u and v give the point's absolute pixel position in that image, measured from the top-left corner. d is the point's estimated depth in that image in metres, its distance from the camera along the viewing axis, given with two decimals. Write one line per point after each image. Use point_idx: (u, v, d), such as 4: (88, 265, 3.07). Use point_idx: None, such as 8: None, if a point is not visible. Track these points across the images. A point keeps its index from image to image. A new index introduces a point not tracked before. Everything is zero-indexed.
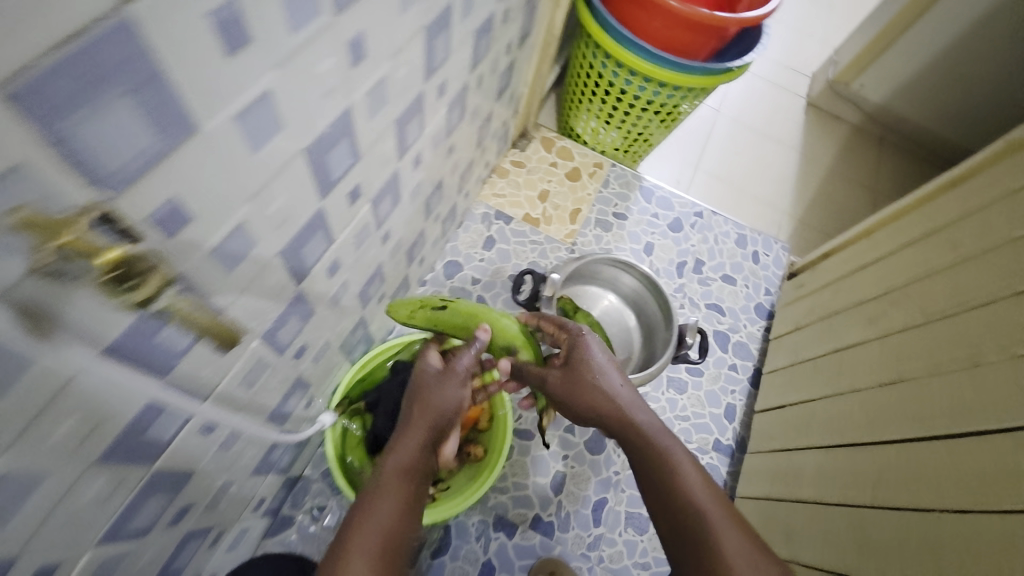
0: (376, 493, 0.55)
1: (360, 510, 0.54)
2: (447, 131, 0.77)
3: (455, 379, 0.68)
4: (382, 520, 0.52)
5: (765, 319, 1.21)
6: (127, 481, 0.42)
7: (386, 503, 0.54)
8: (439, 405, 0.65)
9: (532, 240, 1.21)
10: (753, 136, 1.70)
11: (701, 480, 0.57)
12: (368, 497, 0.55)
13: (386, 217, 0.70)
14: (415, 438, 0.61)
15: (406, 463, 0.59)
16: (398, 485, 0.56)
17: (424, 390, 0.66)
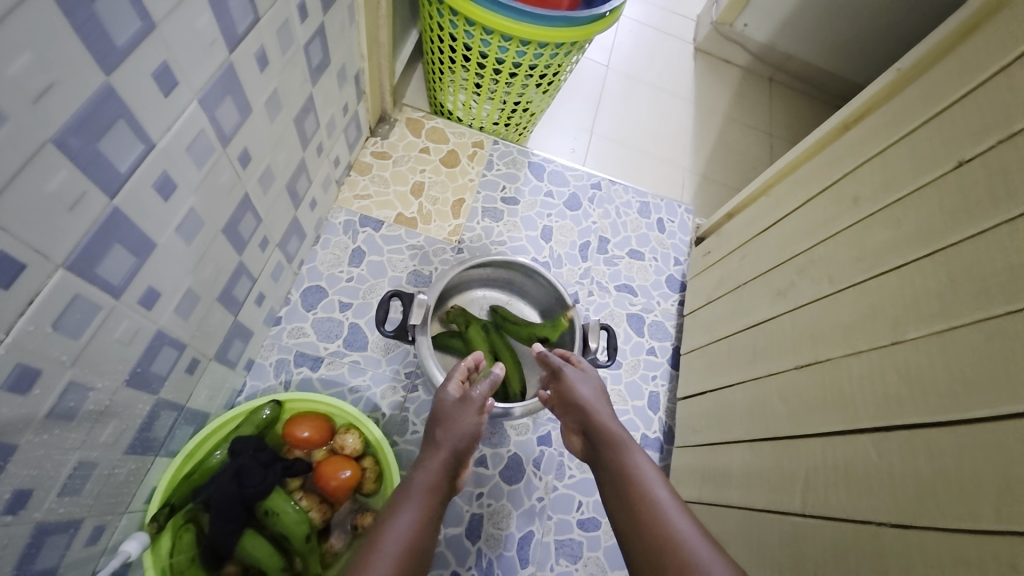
0: (396, 510, 0.56)
1: (372, 534, 0.54)
2: (223, 135, 0.56)
3: (471, 406, 0.70)
4: (402, 542, 0.53)
5: (678, 292, 1.13)
6: None
7: (406, 519, 0.55)
8: (460, 431, 0.67)
9: (410, 244, 1.02)
10: (647, 90, 1.59)
11: (660, 476, 0.62)
12: (387, 518, 0.56)
13: (135, 273, 0.49)
14: (439, 459, 0.64)
15: (426, 483, 0.61)
16: (420, 502, 0.58)
17: (446, 415, 0.69)
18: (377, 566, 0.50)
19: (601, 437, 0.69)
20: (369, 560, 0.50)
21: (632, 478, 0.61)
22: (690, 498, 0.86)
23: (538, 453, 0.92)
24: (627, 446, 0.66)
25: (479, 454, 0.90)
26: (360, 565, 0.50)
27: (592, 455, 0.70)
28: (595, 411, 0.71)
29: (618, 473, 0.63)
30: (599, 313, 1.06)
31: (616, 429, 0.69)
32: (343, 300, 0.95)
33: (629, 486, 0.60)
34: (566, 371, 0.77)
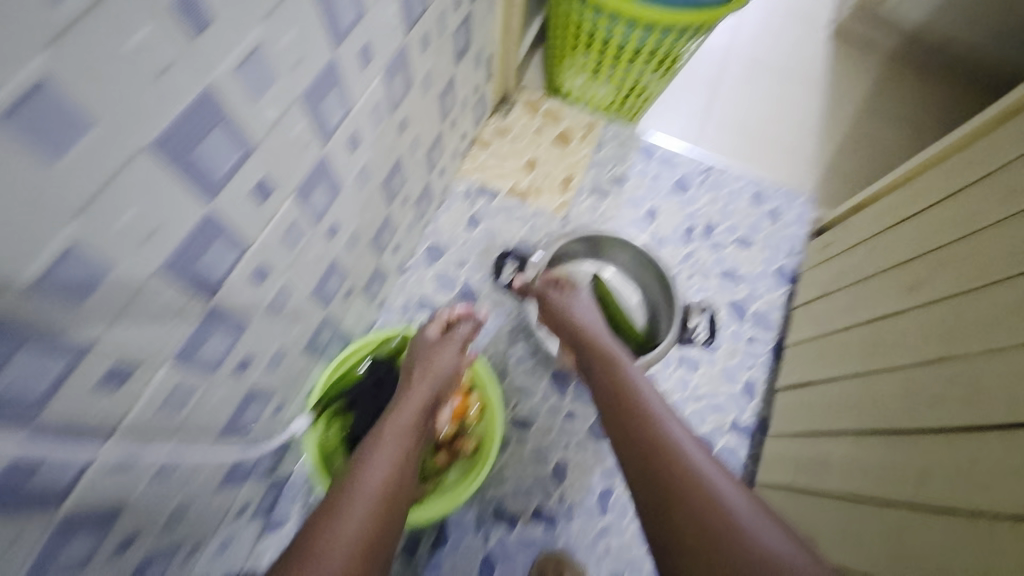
0: (377, 440, 0.65)
1: (364, 457, 0.63)
2: (391, 103, 0.67)
3: (449, 346, 0.82)
4: (387, 463, 0.62)
5: (788, 284, 1.10)
6: (17, 532, 0.38)
7: (388, 449, 0.64)
8: (441, 367, 0.78)
9: (520, 215, 1.10)
10: (770, 74, 1.51)
11: (648, 384, 0.72)
12: (372, 444, 0.65)
13: (326, 207, 0.62)
14: (417, 399, 0.73)
15: (406, 422, 0.69)
16: (398, 437, 0.66)
17: (425, 356, 0.80)
18: (362, 485, 0.59)
19: (591, 359, 0.78)
20: (361, 479, 0.59)
21: (617, 383, 0.72)
22: (783, 483, 0.86)
23: None
24: (615, 359, 0.76)
25: (567, 409, 0.97)
26: (345, 490, 0.58)
27: (584, 366, 0.81)
28: (589, 329, 0.83)
29: (604, 382, 0.73)
30: (698, 296, 1.07)
31: (606, 344, 0.80)
32: (460, 259, 1.06)
33: (626, 391, 0.70)
34: (553, 297, 0.88)
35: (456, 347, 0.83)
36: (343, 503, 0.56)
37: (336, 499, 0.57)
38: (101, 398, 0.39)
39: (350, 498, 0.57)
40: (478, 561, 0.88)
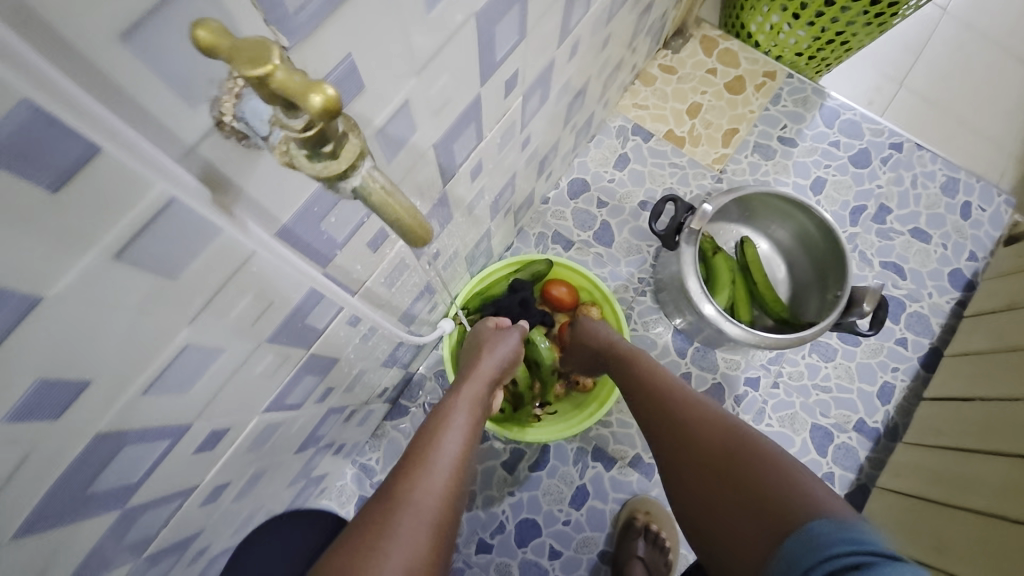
0: (448, 409, 0.57)
1: (421, 445, 0.51)
2: (609, 15, 0.64)
3: (511, 332, 0.72)
4: (451, 454, 0.51)
5: (961, 290, 0.97)
6: (290, 358, 0.42)
7: (452, 438, 0.53)
8: (504, 352, 0.68)
9: (672, 162, 1.04)
10: (989, 46, 1.28)
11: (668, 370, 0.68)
12: (429, 435, 0.53)
13: (531, 116, 0.61)
14: (479, 384, 0.62)
15: (477, 392, 0.61)
16: (472, 406, 0.59)
17: (489, 340, 0.69)
18: (423, 481, 0.47)
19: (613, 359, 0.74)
20: (419, 473, 0.48)
21: (647, 375, 0.67)
22: (905, 490, 0.81)
23: (742, 392, 0.94)
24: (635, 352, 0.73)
25: (685, 370, 0.96)
26: (400, 485, 0.47)
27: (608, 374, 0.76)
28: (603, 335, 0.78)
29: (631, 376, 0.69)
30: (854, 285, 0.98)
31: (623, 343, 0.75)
32: (601, 199, 1.03)
33: (651, 376, 0.66)
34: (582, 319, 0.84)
35: (518, 332, 0.72)
36: (403, 500, 0.45)
37: (415, 464, 0.49)
38: (366, 254, 0.42)
39: (429, 459, 0.49)
40: (572, 490, 0.92)
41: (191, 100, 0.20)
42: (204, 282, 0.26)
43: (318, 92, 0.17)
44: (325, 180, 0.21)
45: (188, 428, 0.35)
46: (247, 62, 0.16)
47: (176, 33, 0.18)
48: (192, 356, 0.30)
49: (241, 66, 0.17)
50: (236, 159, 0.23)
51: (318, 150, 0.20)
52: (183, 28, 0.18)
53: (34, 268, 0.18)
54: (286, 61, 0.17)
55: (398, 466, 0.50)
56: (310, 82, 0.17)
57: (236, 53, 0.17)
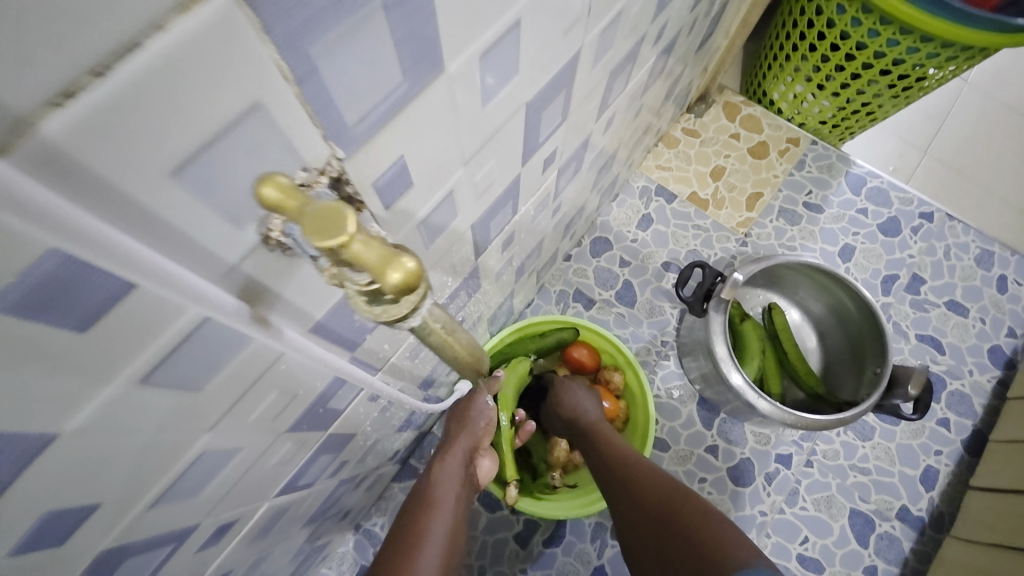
0: (433, 491, 0.54)
1: (403, 536, 0.48)
2: (643, 88, 0.65)
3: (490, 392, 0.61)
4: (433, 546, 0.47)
5: (1001, 368, 0.93)
6: (306, 443, 0.39)
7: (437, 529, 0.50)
8: (477, 419, 0.58)
9: (696, 224, 1.03)
10: (1014, 117, 1.29)
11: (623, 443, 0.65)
12: (410, 528, 0.49)
13: (564, 185, 0.61)
14: (455, 464, 0.57)
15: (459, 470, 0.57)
16: (454, 484, 0.56)
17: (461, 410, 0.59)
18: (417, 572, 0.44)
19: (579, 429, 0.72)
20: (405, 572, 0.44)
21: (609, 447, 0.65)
22: None
23: (773, 469, 0.88)
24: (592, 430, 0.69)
25: (711, 442, 0.90)
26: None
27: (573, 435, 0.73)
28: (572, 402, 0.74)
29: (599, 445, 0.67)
30: None
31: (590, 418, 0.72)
32: (624, 258, 1.01)
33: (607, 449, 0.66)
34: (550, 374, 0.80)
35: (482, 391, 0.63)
36: None
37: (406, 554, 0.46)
38: (395, 332, 0.40)
39: (421, 545, 0.47)
40: (589, 571, 0.85)
41: (236, 221, 0.18)
42: (231, 388, 0.24)
43: (397, 269, 0.17)
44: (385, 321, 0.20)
45: (193, 530, 0.32)
46: (320, 235, 0.15)
47: (238, 154, 0.17)
48: (208, 461, 0.27)
49: (312, 237, 0.16)
50: (279, 269, 0.22)
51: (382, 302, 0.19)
52: (260, 186, 0.16)
53: (43, 407, 0.16)
54: (361, 228, 0.16)
55: (380, 562, 0.46)
56: (388, 255, 0.17)
57: (310, 221, 0.16)
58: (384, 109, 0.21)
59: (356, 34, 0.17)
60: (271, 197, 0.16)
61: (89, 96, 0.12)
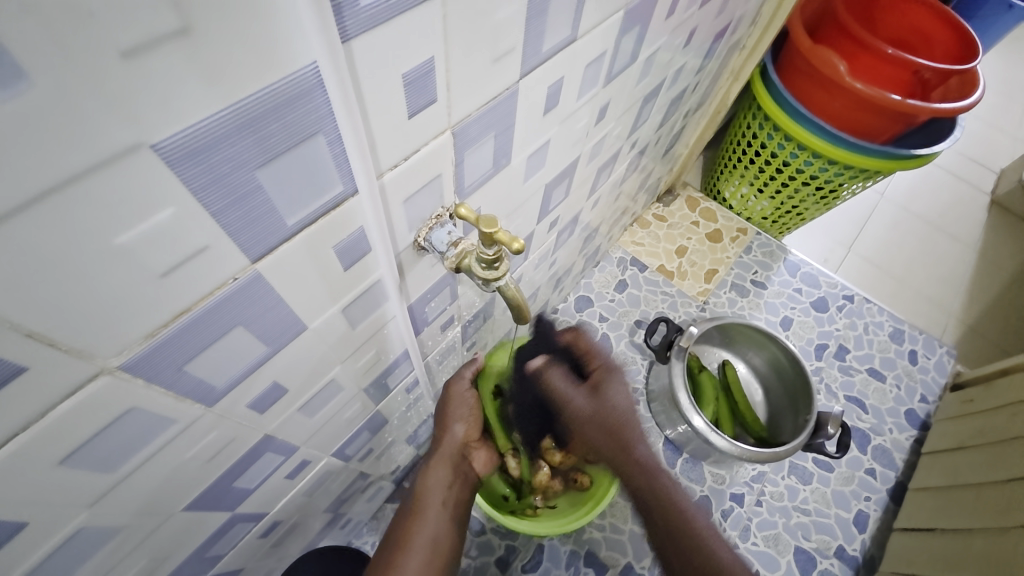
0: (420, 506, 0.60)
1: (395, 541, 0.57)
2: (621, 180, 0.87)
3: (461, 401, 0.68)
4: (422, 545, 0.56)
5: (916, 428, 1.10)
6: (364, 409, 0.52)
7: (423, 531, 0.57)
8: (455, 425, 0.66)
9: (664, 290, 1.23)
10: (919, 226, 1.59)
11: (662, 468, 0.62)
12: (402, 531, 0.58)
13: (560, 245, 0.80)
14: (439, 477, 0.64)
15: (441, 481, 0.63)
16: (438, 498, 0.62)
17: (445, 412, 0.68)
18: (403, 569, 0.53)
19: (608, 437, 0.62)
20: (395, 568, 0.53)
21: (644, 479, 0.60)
22: None
23: (728, 506, 1.00)
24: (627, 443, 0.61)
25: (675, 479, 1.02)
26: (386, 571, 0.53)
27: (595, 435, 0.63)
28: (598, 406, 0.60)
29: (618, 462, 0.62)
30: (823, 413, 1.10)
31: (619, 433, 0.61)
32: (603, 314, 1.19)
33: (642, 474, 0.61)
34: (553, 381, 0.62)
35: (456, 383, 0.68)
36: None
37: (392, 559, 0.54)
38: (438, 332, 0.56)
39: (405, 553, 0.55)
40: None
41: (410, 228, 0.34)
42: (363, 334, 0.39)
43: (517, 242, 0.30)
44: (485, 282, 0.34)
45: (294, 452, 0.44)
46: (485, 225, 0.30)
47: (428, 197, 0.33)
48: (328, 389, 0.41)
49: (480, 227, 0.30)
50: (412, 260, 0.38)
51: (491, 267, 0.33)
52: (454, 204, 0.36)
53: (313, 310, 0.31)
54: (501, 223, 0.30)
55: (378, 558, 0.56)
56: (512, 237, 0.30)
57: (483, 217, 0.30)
58: (481, 180, 0.39)
59: (481, 146, 0.35)
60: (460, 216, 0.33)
61: (405, 163, 0.29)
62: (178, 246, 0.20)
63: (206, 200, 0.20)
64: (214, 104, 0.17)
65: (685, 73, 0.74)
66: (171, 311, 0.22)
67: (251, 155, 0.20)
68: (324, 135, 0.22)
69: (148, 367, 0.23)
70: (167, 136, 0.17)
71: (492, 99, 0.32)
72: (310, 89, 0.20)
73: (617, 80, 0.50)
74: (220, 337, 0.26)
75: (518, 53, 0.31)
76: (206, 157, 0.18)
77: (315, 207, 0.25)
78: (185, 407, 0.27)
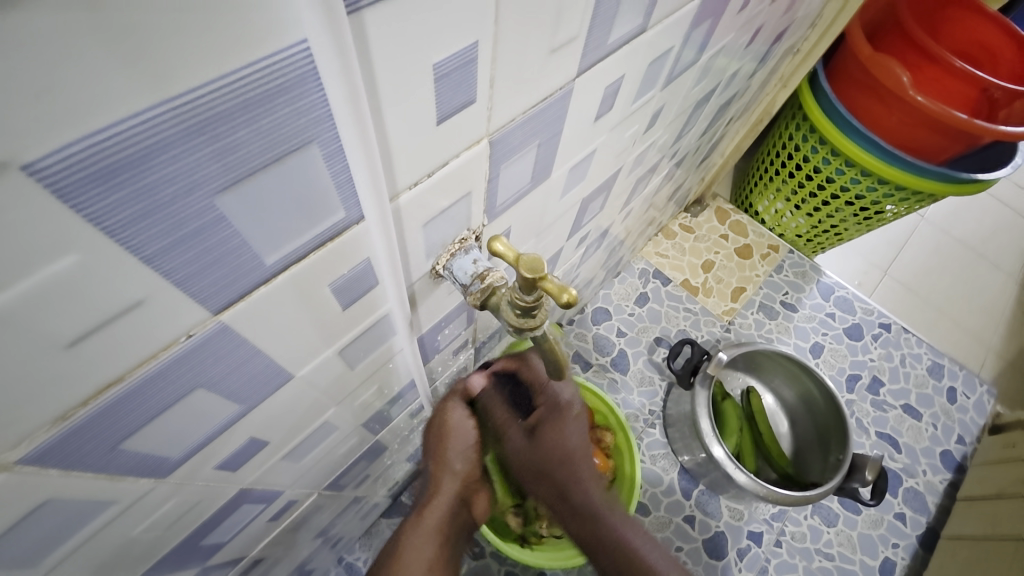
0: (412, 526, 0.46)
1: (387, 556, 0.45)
2: (654, 191, 0.79)
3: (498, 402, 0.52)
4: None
5: (952, 472, 1.03)
6: (362, 440, 0.46)
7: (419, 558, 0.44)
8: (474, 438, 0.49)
9: (687, 307, 1.15)
10: (960, 253, 1.50)
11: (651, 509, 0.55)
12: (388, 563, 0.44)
13: (586, 257, 0.73)
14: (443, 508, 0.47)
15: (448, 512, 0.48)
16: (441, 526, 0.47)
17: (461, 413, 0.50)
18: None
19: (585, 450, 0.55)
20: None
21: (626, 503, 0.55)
22: None
23: (745, 545, 0.93)
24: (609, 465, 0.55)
25: (689, 512, 0.95)
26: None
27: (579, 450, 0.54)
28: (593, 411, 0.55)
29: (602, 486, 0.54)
30: None
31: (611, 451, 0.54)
32: (621, 329, 1.12)
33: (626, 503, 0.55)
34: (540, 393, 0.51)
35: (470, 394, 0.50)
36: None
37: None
38: (449, 357, 0.49)
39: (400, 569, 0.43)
40: None
41: (427, 256, 0.28)
42: (363, 373, 0.33)
43: (567, 292, 0.23)
44: (512, 332, 0.28)
45: (278, 496, 0.38)
46: (528, 270, 0.23)
47: (453, 221, 0.27)
48: (320, 431, 0.35)
49: (521, 268, 0.24)
50: (426, 290, 0.31)
51: (526, 315, 0.26)
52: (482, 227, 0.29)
53: (302, 355, 0.25)
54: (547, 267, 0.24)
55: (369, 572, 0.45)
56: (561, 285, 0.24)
57: (528, 258, 0.23)
58: (515, 198, 0.32)
59: (520, 159, 0.28)
60: (496, 253, 0.27)
61: (427, 181, 0.22)
62: (95, 307, 0.14)
63: (132, 239, 0.13)
64: (139, 97, 0.11)
65: (739, 78, 0.66)
66: (92, 387, 0.16)
67: (205, 174, 0.13)
68: (319, 145, 0.16)
69: (64, 455, 0.17)
70: (57, 150, 0.10)
71: (541, 101, 0.25)
72: (297, 79, 0.14)
73: (674, 85, 0.43)
74: (174, 404, 0.19)
75: (582, 41, 0.24)
76: (130, 178, 0.12)
77: (306, 240, 0.19)
78: (128, 484, 0.21)
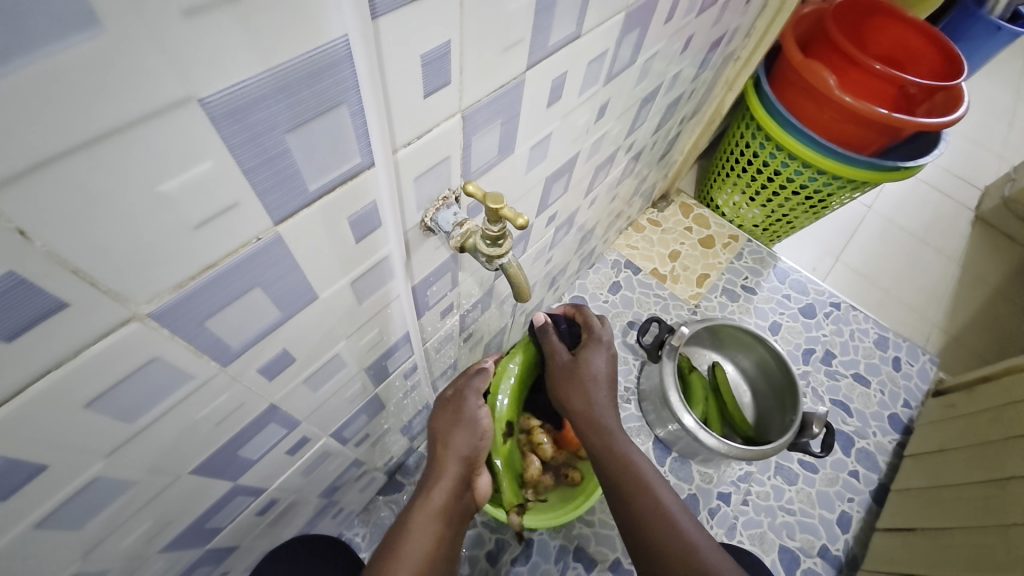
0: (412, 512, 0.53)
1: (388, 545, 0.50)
2: (617, 181, 0.89)
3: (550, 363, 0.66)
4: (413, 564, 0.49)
5: (899, 433, 1.13)
6: (364, 389, 0.54)
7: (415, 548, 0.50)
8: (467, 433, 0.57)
9: (656, 292, 1.25)
10: (905, 239, 1.64)
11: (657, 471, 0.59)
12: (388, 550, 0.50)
13: (557, 240, 0.82)
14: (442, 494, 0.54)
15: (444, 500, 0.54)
16: (439, 514, 0.53)
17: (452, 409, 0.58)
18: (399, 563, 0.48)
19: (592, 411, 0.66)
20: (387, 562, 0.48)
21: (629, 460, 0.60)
22: None
23: (715, 505, 1.01)
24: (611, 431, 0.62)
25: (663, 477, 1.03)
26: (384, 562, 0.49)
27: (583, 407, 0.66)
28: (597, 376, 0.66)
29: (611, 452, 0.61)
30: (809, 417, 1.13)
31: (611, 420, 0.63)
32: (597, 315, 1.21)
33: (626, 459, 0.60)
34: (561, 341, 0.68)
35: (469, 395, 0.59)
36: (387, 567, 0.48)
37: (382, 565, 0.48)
38: (437, 318, 0.57)
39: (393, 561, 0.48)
40: None
41: (417, 208, 0.36)
42: (367, 311, 0.41)
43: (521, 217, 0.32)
44: (488, 258, 0.37)
45: (296, 426, 0.45)
46: (492, 203, 0.32)
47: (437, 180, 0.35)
48: (332, 363, 0.43)
49: (487, 203, 0.32)
50: (417, 241, 0.39)
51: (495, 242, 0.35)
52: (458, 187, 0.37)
53: (325, 277, 0.33)
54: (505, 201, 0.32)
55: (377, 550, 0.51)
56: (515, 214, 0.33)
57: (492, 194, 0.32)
58: (485, 167, 0.40)
59: (487, 133, 0.37)
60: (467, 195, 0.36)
61: (417, 143, 0.30)
62: (211, 203, 0.22)
63: (239, 157, 0.21)
64: (257, 66, 0.19)
65: (682, 80, 0.76)
66: (199, 265, 0.24)
67: (282, 118, 0.22)
68: (347, 106, 0.24)
69: (174, 319, 0.24)
70: (214, 93, 0.19)
71: (500, 87, 0.34)
72: (339, 60, 0.22)
73: (617, 82, 0.53)
74: (241, 296, 0.27)
75: (527, 44, 0.33)
76: (245, 116, 0.20)
77: (335, 176, 0.27)
78: (202, 362, 0.28)
